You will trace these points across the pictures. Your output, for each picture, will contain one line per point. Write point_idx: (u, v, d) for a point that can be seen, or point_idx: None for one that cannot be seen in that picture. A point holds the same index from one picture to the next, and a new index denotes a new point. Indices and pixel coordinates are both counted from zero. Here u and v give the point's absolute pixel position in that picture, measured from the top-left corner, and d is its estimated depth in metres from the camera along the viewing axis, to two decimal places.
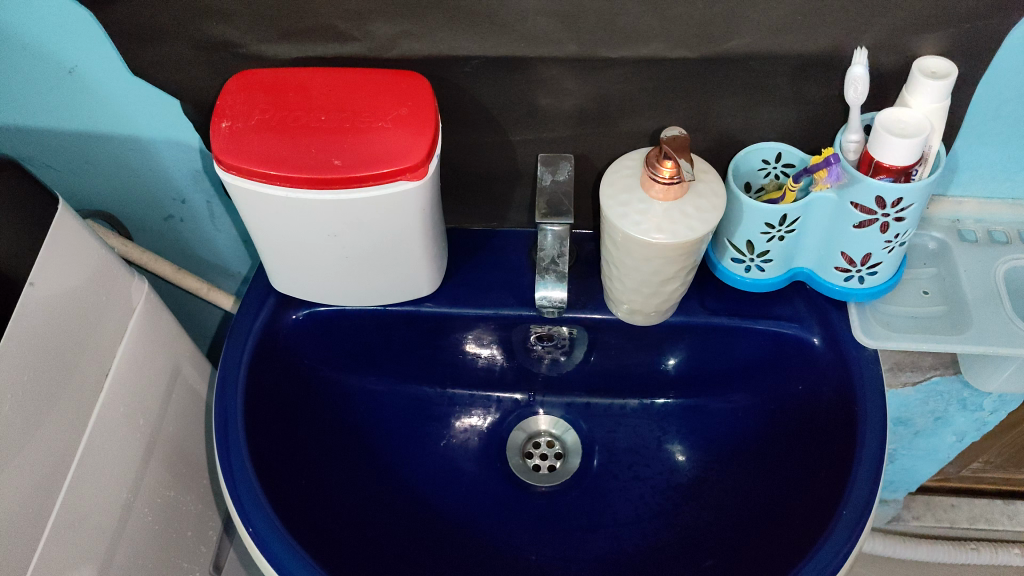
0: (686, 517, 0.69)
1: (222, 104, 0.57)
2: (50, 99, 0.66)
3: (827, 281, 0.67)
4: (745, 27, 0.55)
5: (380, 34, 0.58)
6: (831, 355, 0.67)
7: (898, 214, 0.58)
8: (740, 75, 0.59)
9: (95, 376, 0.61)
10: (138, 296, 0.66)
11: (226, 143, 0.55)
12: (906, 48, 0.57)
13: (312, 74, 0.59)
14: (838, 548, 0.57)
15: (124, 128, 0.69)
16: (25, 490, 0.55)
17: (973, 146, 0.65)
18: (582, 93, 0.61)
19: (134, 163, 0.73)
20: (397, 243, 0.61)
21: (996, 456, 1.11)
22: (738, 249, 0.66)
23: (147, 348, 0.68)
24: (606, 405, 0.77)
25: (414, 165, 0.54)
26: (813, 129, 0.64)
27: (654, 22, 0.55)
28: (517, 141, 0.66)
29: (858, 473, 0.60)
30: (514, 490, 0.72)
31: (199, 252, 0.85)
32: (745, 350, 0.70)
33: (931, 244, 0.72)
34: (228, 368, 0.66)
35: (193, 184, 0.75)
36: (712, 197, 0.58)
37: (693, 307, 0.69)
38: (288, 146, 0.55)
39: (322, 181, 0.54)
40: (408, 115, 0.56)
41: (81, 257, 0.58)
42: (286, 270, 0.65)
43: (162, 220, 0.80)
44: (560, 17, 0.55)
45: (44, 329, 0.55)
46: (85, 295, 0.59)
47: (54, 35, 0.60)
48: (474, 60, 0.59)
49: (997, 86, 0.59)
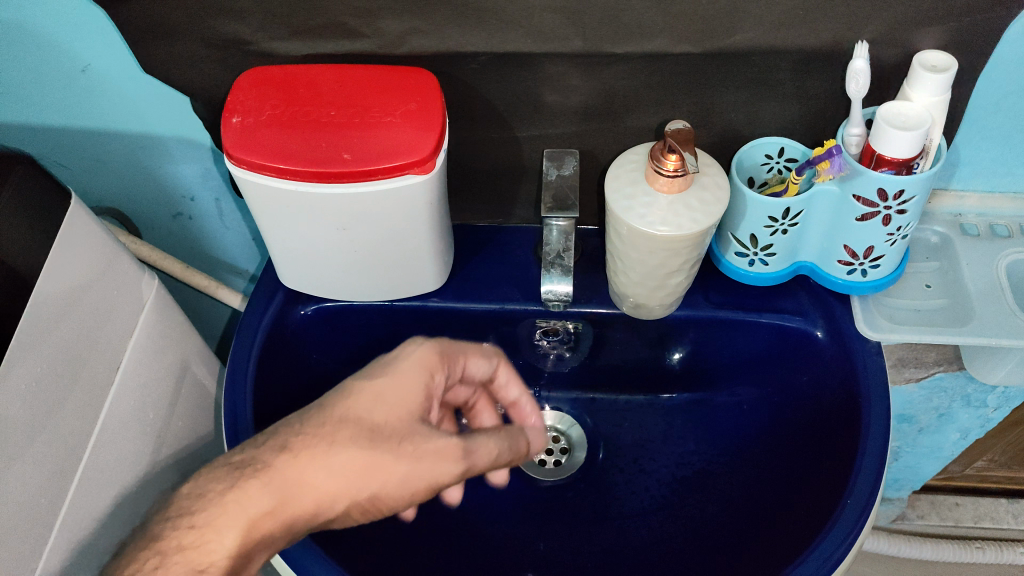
0: (690, 508, 0.69)
1: (233, 100, 0.58)
2: (63, 99, 0.68)
3: (830, 274, 0.68)
4: (748, 22, 0.56)
5: (389, 31, 0.59)
6: (835, 348, 0.67)
7: (900, 206, 0.58)
8: (742, 70, 0.60)
9: (107, 369, 0.62)
10: (148, 292, 0.67)
11: (237, 137, 0.56)
12: (907, 43, 0.58)
13: (321, 70, 0.60)
14: (842, 538, 0.57)
15: (135, 126, 0.70)
16: (37, 482, 0.55)
17: (974, 139, 0.66)
18: (587, 89, 0.62)
19: (145, 161, 0.74)
20: (405, 238, 0.62)
21: (1000, 455, 1.11)
22: (742, 243, 0.67)
23: (158, 343, 0.69)
24: (610, 400, 0.78)
25: (421, 159, 0.55)
26: (815, 124, 0.65)
27: (658, 17, 0.56)
28: (522, 137, 0.67)
29: (862, 463, 0.61)
30: (520, 484, 0.73)
31: (206, 249, 0.86)
32: (750, 344, 0.71)
33: (933, 238, 0.73)
34: (237, 363, 0.67)
35: (202, 182, 0.76)
36: (717, 190, 0.59)
37: (698, 301, 0.70)
38: (297, 140, 0.56)
39: (331, 175, 0.55)
40: (415, 110, 0.57)
41: (91, 252, 0.59)
42: (294, 265, 0.66)
43: (171, 218, 0.82)
44: (566, 13, 0.56)
45: (56, 323, 0.56)
46: (95, 290, 0.60)
47: (67, 35, 0.62)
48: (481, 57, 0.60)
49: (998, 79, 0.60)
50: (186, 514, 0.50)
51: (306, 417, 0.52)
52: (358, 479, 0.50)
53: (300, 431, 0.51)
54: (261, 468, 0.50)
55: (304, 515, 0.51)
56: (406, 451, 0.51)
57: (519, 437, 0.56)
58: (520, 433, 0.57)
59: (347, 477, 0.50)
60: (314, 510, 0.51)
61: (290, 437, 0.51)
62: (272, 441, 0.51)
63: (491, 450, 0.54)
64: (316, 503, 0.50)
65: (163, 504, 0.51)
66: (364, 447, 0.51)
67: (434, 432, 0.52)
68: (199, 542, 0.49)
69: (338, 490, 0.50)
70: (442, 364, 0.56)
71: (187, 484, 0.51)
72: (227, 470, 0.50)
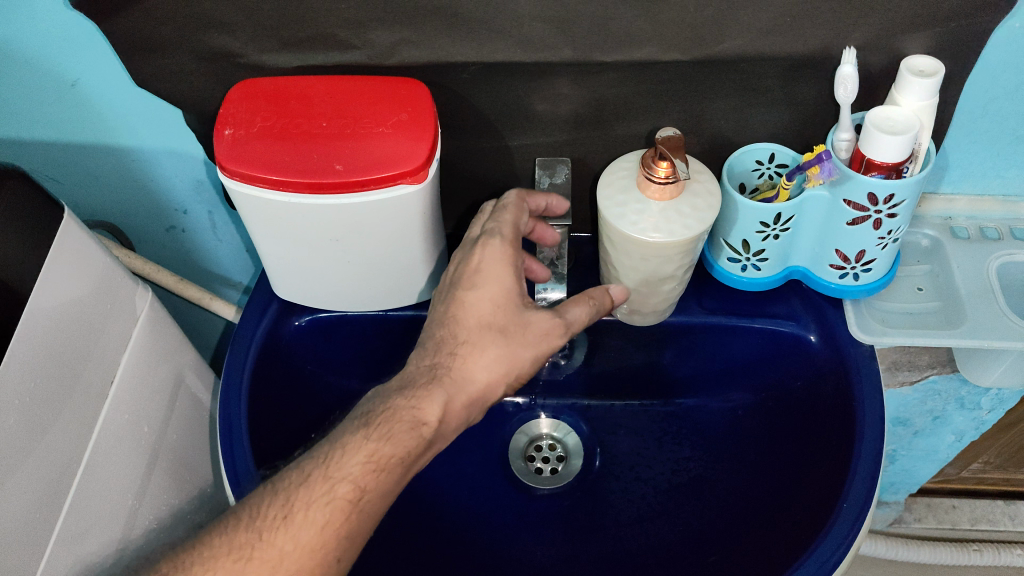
0: (687, 515, 0.69)
1: (224, 113, 0.58)
2: (55, 113, 0.68)
3: (822, 279, 0.68)
4: (736, 30, 0.56)
5: (380, 42, 0.59)
6: (827, 353, 0.68)
7: (890, 210, 0.59)
8: (731, 77, 0.60)
9: (101, 383, 0.62)
10: (142, 306, 0.67)
11: (229, 150, 0.56)
12: (894, 48, 0.58)
13: (312, 82, 0.60)
14: (838, 543, 0.58)
15: (128, 139, 0.70)
16: (30, 499, 0.55)
17: (962, 142, 0.66)
18: (578, 97, 0.63)
19: (138, 174, 0.74)
20: (398, 249, 0.63)
21: (996, 457, 1.12)
22: (734, 249, 0.67)
23: (152, 356, 0.68)
24: (606, 407, 0.77)
25: (414, 168, 0.55)
26: (804, 130, 0.65)
27: (647, 26, 0.56)
28: (514, 146, 0.68)
29: (857, 466, 0.61)
30: (516, 493, 0.73)
31: (201, 261, 0.86)
32: (743, 349, 0.71)
33: (924, 241, 0.73)
34: (232, 375, 0.67)
35: (196, 195, 0.76)
36: (708, 197, 0.59)
37: (690, 307, 0.71)
38: (289, 152, 0.56)
39: (323, 187, 0.55)
40: (408, 120, 0.57)
41: (84, 266, 0.59)
42: (288, 276, 0.66)
43: (165, 231, 0.82)
44: (555, 23, 0.56)
45: (48, 338, 0.55)
46: (90, 303, 0.60)
47: (59, 50, 0.62)
48: (472, 67, 0.60)
49: (983, 83, 0.61)
50: (407, 388, 0.56)
51: (453, 323, 0.57)
52: (508, 367, 0.57)
53: (456, 341, 0.57)
54: (448, 367, 0.56)
55: (480, 399, 0.57)
56: (530, 336, 0.57)
57: (600, 297, 0.60)
58: (602, 291, 0.61)
59: (507, 363, 0.57)
60: (485, 396, 0.57)
61: (464, 338, 0.57)
62: (446, 347, 0.57)
63: (584, 311, 0.59)
64: (484, 390, 0.57)
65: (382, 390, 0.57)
66: (504, 340, 0.57)
67: (540, 314, 0.57)
68: (420, 405, 0.54)
69: (500, 377, 0.57)
70: (522, 251, 0.59)
71: (394, 378, 0.57)
72: (427, 369, 0.57)
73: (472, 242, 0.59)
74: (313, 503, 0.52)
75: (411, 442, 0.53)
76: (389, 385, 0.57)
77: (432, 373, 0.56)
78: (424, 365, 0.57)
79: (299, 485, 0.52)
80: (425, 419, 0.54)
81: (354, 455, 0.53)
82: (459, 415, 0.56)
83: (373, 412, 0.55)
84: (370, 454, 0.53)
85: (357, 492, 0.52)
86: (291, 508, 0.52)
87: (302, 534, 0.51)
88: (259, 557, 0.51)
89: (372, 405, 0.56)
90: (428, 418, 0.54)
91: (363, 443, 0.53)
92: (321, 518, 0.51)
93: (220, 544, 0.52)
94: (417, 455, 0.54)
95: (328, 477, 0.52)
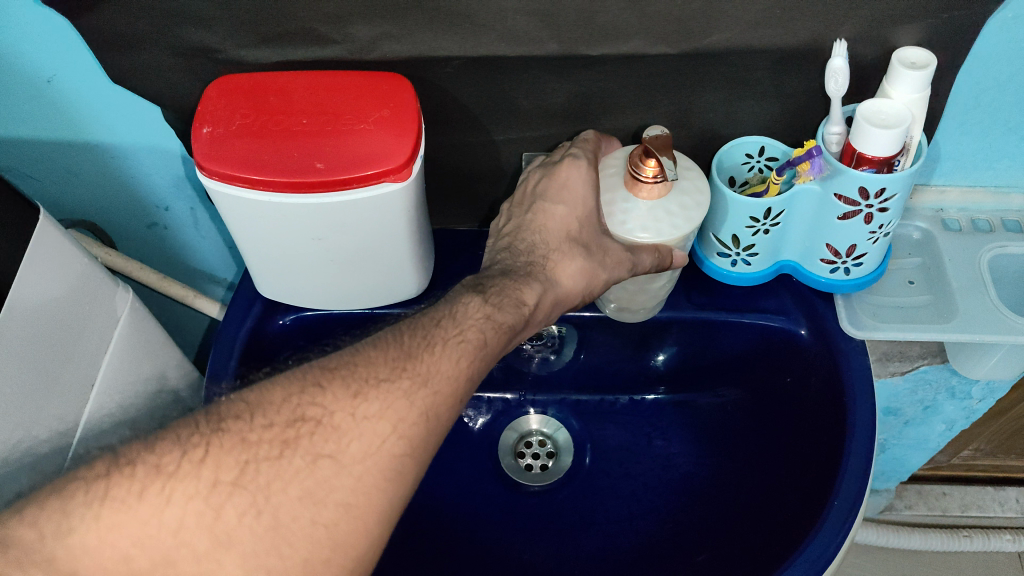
0: (678, 513, 0.69)
1: (202, 110, 0.57)
2: (30, 110, 0.66)
3: (813, 273, 0.67)
4: (725, 22, 0.55)
5: (361, 36, 0.57)
6: (818, 347, 0.67)
7: (881, 205, 0.58)
8: (720, 70, 0.59)
9: (78, 389, 0.60)
10: (123, 306, 0.65)
11: (207, 148, 0.54)
12: (885, 40, 0.57)
13: (292, 77, 0.59)
14: (828, 541, 0.57)
15: (105, 135, 0.69)
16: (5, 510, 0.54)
17: (953, 134, 0.65)
18: (564, 90, 0.61)
19: (118, 170, 0.73)
20: (382, 247, 0.61)
21: (986, 443, 1.12)
22: (724, 244, 0.66)
23: (134, 357, 0.67)
24: (596, 402, 0.77)
25: (397, 166, 0.54)
26: (793, 122, 0.64)
27: (633, 19, 0.55)
28: (501, 140, 0.67)
29: (849, 464, 0.60)
30: (505, 490, 0.72)
31: (184, 258, 0.85)
32: (733, 342, 0.71)
33: (915, 234, 0.73)
34: (217, 365, 0.66)
35: (176, 191, 0.75)
36: (696, 194, 0.58)
37: (681, 302, 0.70)
38: (269, 150, 0.55)
39: (304, 186, 0.54)
40: (390, 116, 0.56)
41: (60, 268, 0.57)
42: (270, 275, 0.64)
43: (146, 227, 0.80)
44: (539, 16, 0.55)
45: (22, 345, 0.54)
46: (66, 306, 0.58)
47: (31, 46, 0.60)
48: (456, 61, 0.59)
49: (975, 75, 0.60)
50: (511, 275, 0.58)
51: (543, 232, 0.60)
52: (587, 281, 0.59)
53: (548, 248, 0.60)
54: (541, 266, 0.59)
55: (564, 302, 0.60)
56: (607, 261, 0.58)
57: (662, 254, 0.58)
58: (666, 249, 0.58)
59: (591, 278, 0.59)
60: (572, 298, 0.60)
61: (555, 241, 0.60)
62: (538, 246, 0.60)
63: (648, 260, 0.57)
64: (569, 294, 0.59)
65: (484, 274, 0.59)
66: (588, 257, 0.58)
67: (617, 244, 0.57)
68: (522, 288, 0.56)
69: (583, 288, 0.59)
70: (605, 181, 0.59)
71: (490, 270, 0.60)
72: (522, 262, 0.60)
73: (554, 163, 0.61)
74: (446, 341, 0.52)
75: (514, 318, 0.55)
76: (492, 271, 0.59)
77: (528, 270, 0.59)
78: (521, 261, 0.60)
79: (433, 325, 0.53)
80: (525, 301, 0.56)
81: (472, 312, 0.54)
82: (546, 312, 0.59)
83: (488, 284, 0.57)
84: (488, 313, 0.54)
85: (482, 340, 0.53)
86: (431, 339, 0.52)
87: (441, 364, 0.51)
88: (411, 369, 0.50)
89: (488, 278, 0.58)
90: (528, 300, 0.56)
91: (480, 302, 0.55)
92: (453, 356, 0.51)
93: (377, 353, 0.51)
94: (516, 333, 0.55)
95: (457, 324, 0.53)
